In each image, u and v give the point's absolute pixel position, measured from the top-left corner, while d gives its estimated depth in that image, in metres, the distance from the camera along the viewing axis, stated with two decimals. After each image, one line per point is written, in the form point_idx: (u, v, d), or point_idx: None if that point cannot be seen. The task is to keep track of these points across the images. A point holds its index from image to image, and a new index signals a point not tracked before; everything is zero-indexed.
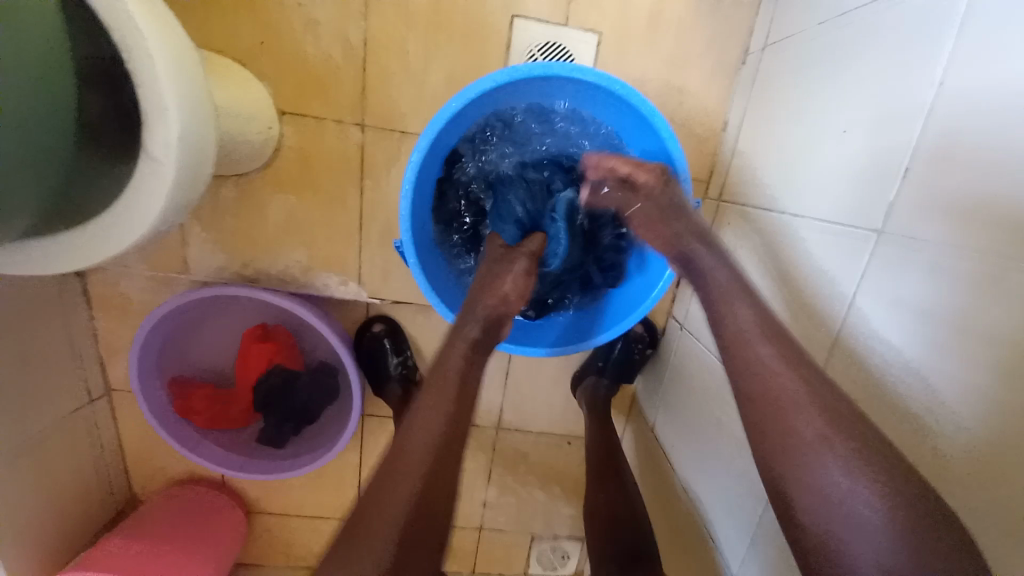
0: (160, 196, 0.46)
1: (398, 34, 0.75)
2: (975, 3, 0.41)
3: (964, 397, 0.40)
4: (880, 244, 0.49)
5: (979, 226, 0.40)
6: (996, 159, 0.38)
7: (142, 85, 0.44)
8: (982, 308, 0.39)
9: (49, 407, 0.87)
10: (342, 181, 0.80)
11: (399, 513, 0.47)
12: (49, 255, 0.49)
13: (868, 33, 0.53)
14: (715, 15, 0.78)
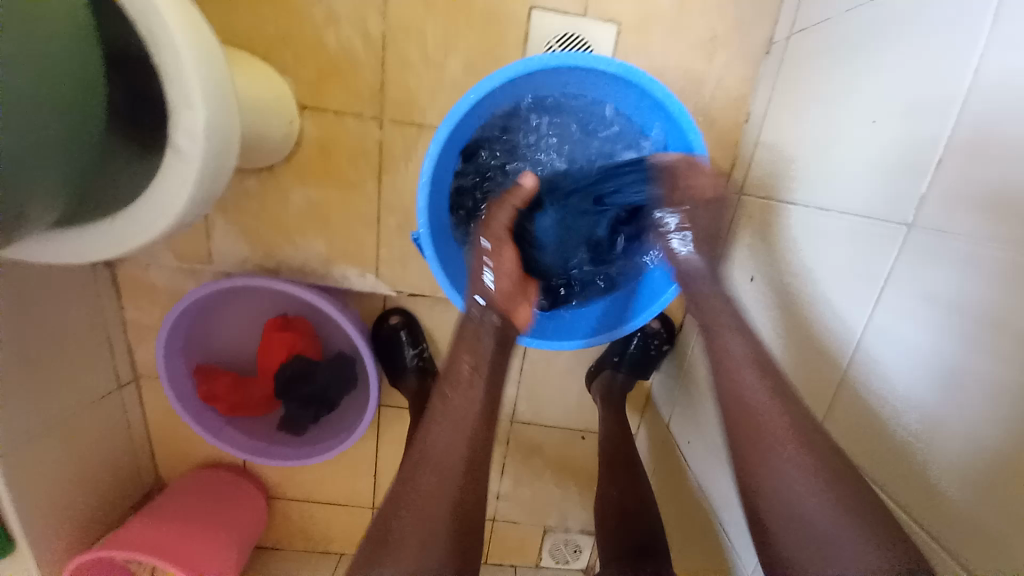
0: (186, 187, 0.47)
1: (416, 26, 0.75)
2: None
3: (999, 397, 0.39)
4: (911, 238, 0.47)
5: (1010, 218, 0.38)
6: None
7: (170, 79, 0.45)
8: (1015, 304, 0.38)
9: (80, 390, 0.91)
10: (361, 174, 0.81)
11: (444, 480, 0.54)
12: (81, 244, 0.50)
13: (900, 20, 0.51)
14: (740, 1, 0.76)
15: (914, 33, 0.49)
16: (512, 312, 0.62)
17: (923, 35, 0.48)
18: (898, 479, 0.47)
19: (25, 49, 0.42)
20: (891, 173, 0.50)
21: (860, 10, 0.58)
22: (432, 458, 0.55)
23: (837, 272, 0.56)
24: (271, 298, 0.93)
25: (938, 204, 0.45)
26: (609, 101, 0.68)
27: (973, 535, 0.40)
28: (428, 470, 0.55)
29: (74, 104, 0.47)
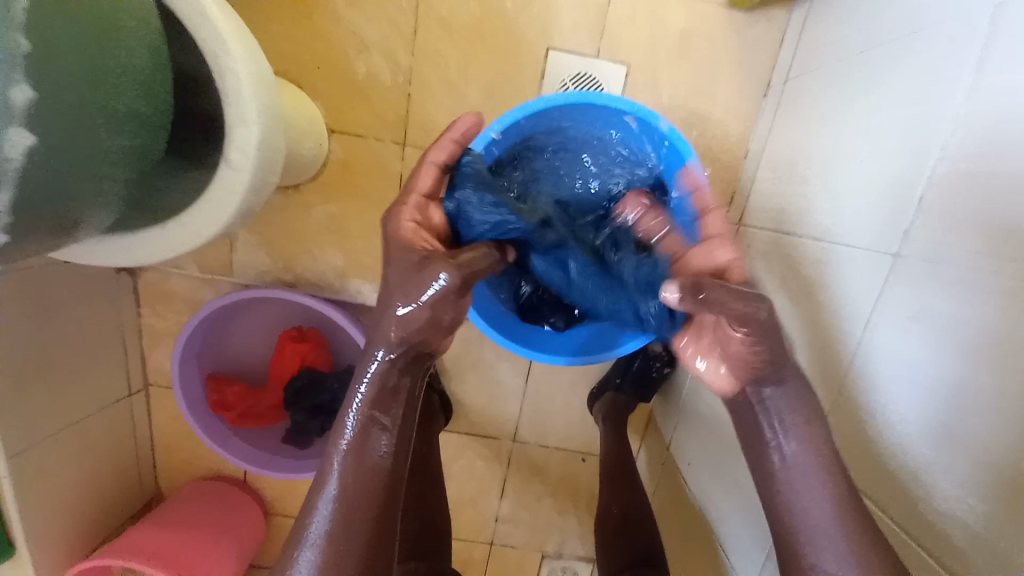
0: (237, 196, 0.51)
1: (441, 62, 0.81)
2: (988, 44, 0.44)
3: (992, 416, 0.40)
4: (901, 264, 0.50)
5: (998, 244, 0.41)
6: (1005, 182, 0.41)
7: (230, 100, 0.49)
8: (1002, 326, 0.40)
9: (92, 395, 0.93)
10: (380, 195, 0.86)
11: (357, 517, 0.46)
12: (134, 246, 0.54)
13: (884, 71, 0.57)
14: (739, 47, 0.82)
15: (903, 77, 0.53)
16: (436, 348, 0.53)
17: (909, 81, 0.53)
18: (897, 501, 0.48)
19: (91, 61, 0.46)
20: (882, 204, 0.54)
21: (850, 60, 0.63)
22: (328, 495, 0.46)
23: (838, 298, 0.58)
24: (286, 310, 0.95)
25: (932, 230, 0.47)
26: (635, 141, 0.73)
27: (985, 558, 0.40)
28: (327, 518, 0.46)
29: (123, 118, 0.49)
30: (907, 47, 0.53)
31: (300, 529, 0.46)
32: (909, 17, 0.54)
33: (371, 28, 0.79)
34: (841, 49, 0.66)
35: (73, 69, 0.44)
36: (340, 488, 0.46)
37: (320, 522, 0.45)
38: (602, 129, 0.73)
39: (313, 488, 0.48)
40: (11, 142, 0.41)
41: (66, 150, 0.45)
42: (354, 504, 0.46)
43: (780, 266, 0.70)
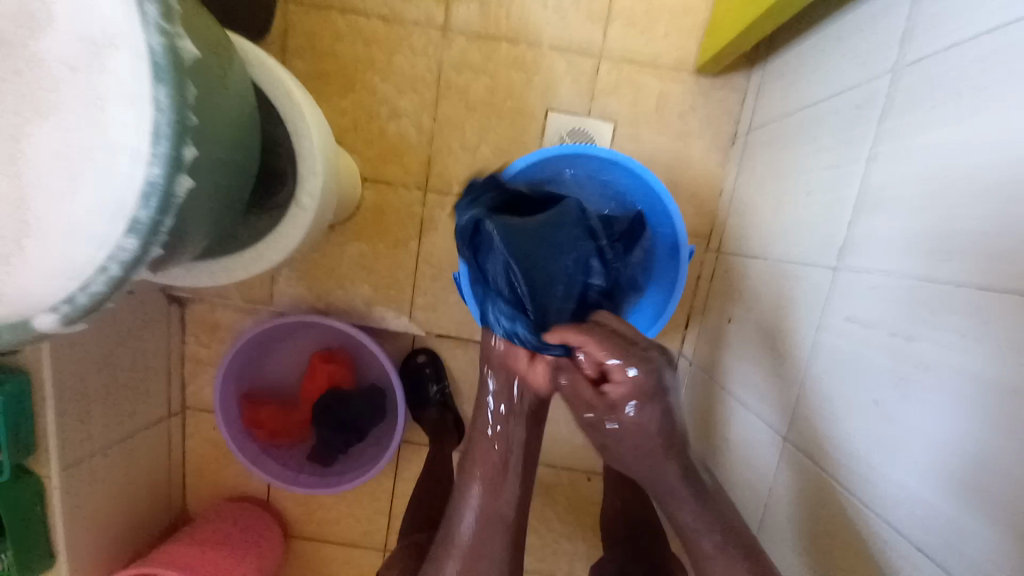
0: (302, 230, 0.63)
1: (457, 122, 0.96)
2: (892, 101, 0.55)
3: (929, 399, 0.46)
4: (850, 276, 0.58)
5: (918, 253, 0.49)
6: (913, 202, 0.50)
7: (303, 154, 0.62)
8: (932, 322, 0.46)
9: (138, 416, 1.02)
10: (404, 233, 0.99)
11: (491, 533, 0.62)
12: (212, 274, 0.63)
13: (824, 121, 0.69)
14: (709, 105, 0.96)
15: (871, 112, 0.59)
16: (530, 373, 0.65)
17: (841, 128, 0.64)
18: (860, 483, 0.53)
19: (235, 121, 0.47)
20: (829, 227, 0.64)
21: (798, 113, 0.76)
22: (472, 518, 0.62)
23: (832, 312, 0.61)
24: (317, 336, 1.06)
25: (878, 248, 0.55)
26: (617, 180, 0.85)
27: (929, 523, 0.45)
28: (467, 535, 0.62)
29: (237, 163, 0.49)
30: (838, 102, 0.66)
31: (445, 541, 0.63)
32: (873, 59, 0.60)
33: (400, 96, 0.95)
34: (791, 105, 0.79)
35: (224, 136, 0.45)
36: (479, 511, 0.62)
37: (464, 537, 0.62)
38: (590, 173, 0.84)
39: (456, 512, 0.64)
40: (177, 186, 0.39)
41: (206, 202, 0.45)
42: (491, 526, 0.62)
43: (770, 284, 0.75)
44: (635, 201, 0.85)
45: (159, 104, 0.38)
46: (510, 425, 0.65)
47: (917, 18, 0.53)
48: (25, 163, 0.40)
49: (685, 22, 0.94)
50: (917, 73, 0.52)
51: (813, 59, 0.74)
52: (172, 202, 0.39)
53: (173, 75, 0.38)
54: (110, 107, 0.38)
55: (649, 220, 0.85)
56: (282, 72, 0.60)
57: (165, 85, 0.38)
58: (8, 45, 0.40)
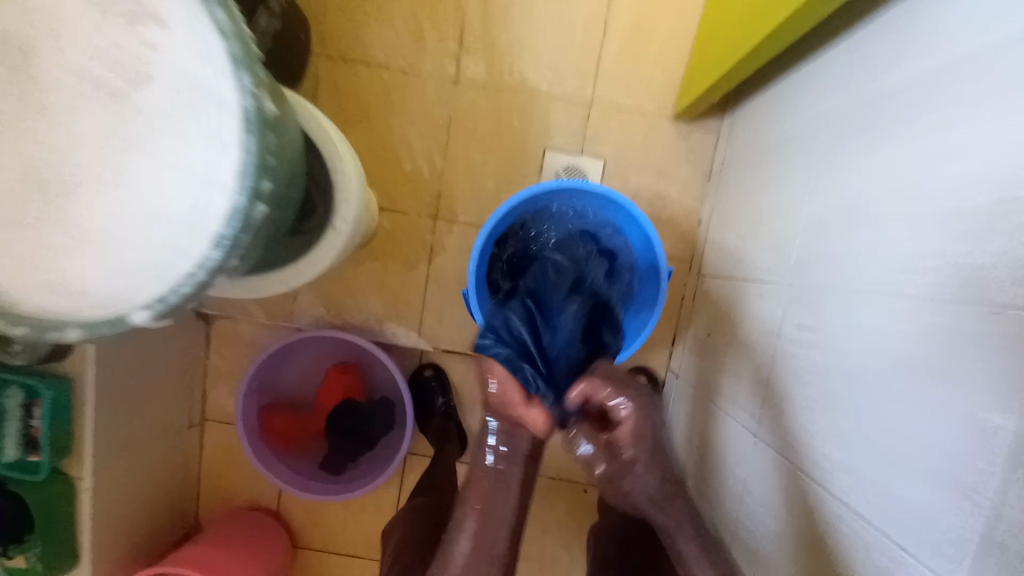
0: (335, 248, 0.74)
1: (465, 159, 1.08)
2: (838, 144, 0.66)
3: (876, 394, 0.53)
4: (811, 291, 0.68)
5: (863, 270, 0.58)
6: (859, 228, 0.60)
7: (339, 183, 0.73)
8: (876, 326, 0.55)
9: (163, 424, 1.10)
10: (416, 257, 1.10)
11: (485, 549, 0.71)
12: (256, 286, 0.73)
13: (787, 159, 0.80)
14: (687, 145, 1.09)
15: (833, 150, 0.67)
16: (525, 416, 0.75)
17: (802, 165, 0.75)
18: (822, 471, 0.61)
19: (293, 158, 0.57)
20: (793, 250, 0.74)
21: (763, 153, 0.88)
22: (469, 537, 0.71)
23: (831, 330, 0.62)
24: (333, 350, 1.14)
25: (831, 266, 0.64)
26: (600, 207, 0.92)
27: (875, 502, 0.52)
28: (463, 556, 0.70)
29: (291, 192, 0.59)
30: (798, 143, 0.77)
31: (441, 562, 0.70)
32: (860, 85, 0.63)
33: (415, 136, 1.08)
34: (756, 146, 0.91)
35: (286, 171, 0.55)
36: (476, 532, 0.71)
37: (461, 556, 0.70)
38: (578, 203, 0.92)
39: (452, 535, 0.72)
40: (254, 213, 0.49)
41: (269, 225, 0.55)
42: (486, 544, 0.71)
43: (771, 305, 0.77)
44: (619, 225, 0.93)
45: (247, 148, 0.48)
46: (507, 457, 0.75)
47: (904, 43, 0.55)
48: (127, 189, 0.50)
49: (666, 74, 1.07)
50: (856, 122, 0.63)
51: (781, 101, 0.84)
52: (250, 224, 0.49)
53: (256, 125, 0.48)
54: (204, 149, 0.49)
55: (631, 242, 0.93)
56: (319, 113, 0.71)
57: (252, 134, 0.48)
58: (120, 98, 0.50)
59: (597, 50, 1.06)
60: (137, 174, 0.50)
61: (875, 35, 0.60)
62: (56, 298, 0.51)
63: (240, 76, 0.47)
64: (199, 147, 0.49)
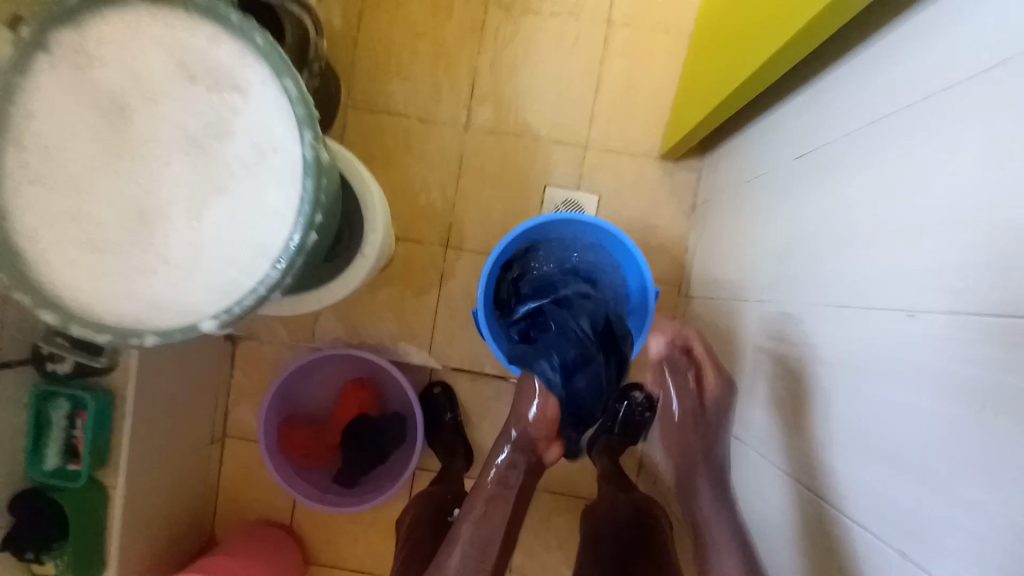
0: (363, 270, 0.84)
1: (473, 194, 1.20)
2: (803, 179, 0.75)
3: (857, 401, 0.59)
4: (783, 307, 0.76)
5: (829, 288, 0.66)
6: (827, 250, 0.67)
7: (368, 213, 0.83)
8: (849, 337, 0.61)
9: (190, 437, 1.17)
10: (428, 282, 1.20)
11: (480, 553, 0.75)
12: (293, 304, 0.83)
13: (762, 190, 0.89)
14: (673, 183, 1.21)
15: (794, 185, 0.78)
16: (545, 446, 0.85)
17: (776, 195, 0.83)
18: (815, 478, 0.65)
19: (336, 197, 0.69)
20: (769, 271, 0.82)
21: (737, 187, 1.00)
22: (462, 539, 0.76)
23: (828, 351, 0.64)
24: (348, 368, 1.22)
25: (801, 284, 0.72)
26: (593, 236, 1.01)
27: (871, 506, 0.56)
28: (457, 556, 0.74)
29: (331, 222, 0.71)
30: (769, 178, 0.87)
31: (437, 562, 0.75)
32: (849, 116, 0.66)
33: (429, 174, 1.20)
34: (731, 182, 1.04)
35: (331, 205, 0.67)
36: (471, 533, 0.76)
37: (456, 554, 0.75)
38: (572, 232, 1.01)
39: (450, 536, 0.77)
40: (307, 239, 0.60)
41: (317, 249, 0.66)
42: (477, 548, 0.75)
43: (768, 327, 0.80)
44: (611, 252, 1.02)
45: (307, 188, 0.60)
46: (511, 470, 0.83)
47: (895, 73, 0.58)
48: (203, 223, 0.61)
49: (653, 121, 1.20)
50: (816, 159, 0.72)
51: (751, 144, 0.97)
52: (304, 249, 0.60)
53: (314, 170, 0.60)
54: (271, 190, 0.60)
55: (622, 268, 1.02)
56: (348, 154, 0.82)
57: (311, 177, 0.60)
58: (202, 149, 0.62)
59: (591, 100, 1.19)
60: (213, 210, 0.61)
61: (868, 65, 0.63)
62: (138, 314, 0.61)
63: (303, 137, 0.60)
64: (265, 189, 0.61)
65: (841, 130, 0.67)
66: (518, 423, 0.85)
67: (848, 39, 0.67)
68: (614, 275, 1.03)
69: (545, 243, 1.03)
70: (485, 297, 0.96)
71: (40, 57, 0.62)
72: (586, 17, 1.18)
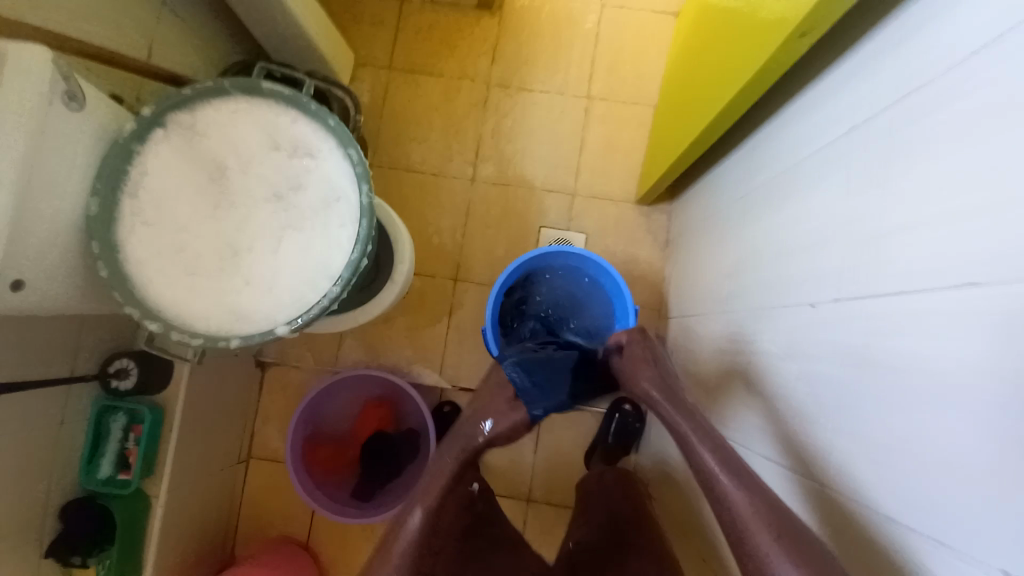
0: (393, 293, 1.03)
1: (478, 235, 1.41)
2: (753, 209, 0.92)
3: (807, 383, 0.70)
4: (743, 314, 0.92)
5: (773, 293, 0.81)
6: (776, 263, 0.82)
7: (399, 246, 1.02)
8: (794, 330, 0.74)
9: (222, 456, 1.28)
10: (440, 311, 1.38)
11: (436, 533, 0.74)
12: (334, 322, 1.00)
13: (723, 223, 1.06)
14: (649, 223, 1.42)
15: (743, 217, 0.96)
16: (505, 442, 0.83)
17: (737, 224, 0.99)
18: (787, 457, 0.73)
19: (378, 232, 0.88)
20: (731, 287, 0.98)
21: (700, 223, 1.20)
22: (412, 518, 0.73)
23: (788, 346, 0.75)
24: (367, 391, 1.36)
25: (753, 292, 0.88)
26: (580, 264, 1.18)
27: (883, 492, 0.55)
28: (409, 535, 0.72)
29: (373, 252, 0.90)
30: (732, 210, 1.02)
31: (389, 537, 0.73)
32: (788, 156, 0.82)
33: (441, 218, 1.41)
34: (695, 219, 1.24)
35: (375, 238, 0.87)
36: (422, 514, 0.73)
37: (405, 533, 0.72)
38: (562, 260, 1.18)
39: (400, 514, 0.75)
40: (361, 263, 0.79)
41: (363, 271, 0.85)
42: (428, 528, 0.73)
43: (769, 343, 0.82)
44: (595, 276, 1.19)
45: (361, 225, 0.79)
46: (470, 459, 0.80)
47: (841, 113, 0.68)
48: (283, 252, 0.81)
49: (629, 173, 1.43)
50: (760, 193, 0.90)
51: (709, 187, 1.18)
52: (358, 270, 0.79)
53: (369, 210, 0.79)
54: (335, 228, 0.81)
55: (605, 290, 1.18)
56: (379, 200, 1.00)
57: (366, 217, 0.79)
58: (284, 198, 0.83)
59: (577, 157, 1.43)
60: (291, 244, 0.82)
61: (783, 127, 0.85)
62: (224, 323, 0.79)
63: (360, 188, 0.79)
64: (329, 228, 0.81)
65: (766, 175, 0.88)
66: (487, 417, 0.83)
67: (767, 106, 0.92)
68: (598, 297, 1.20)
69: (540, 273, 1.20)
70: (491, 318, 1.13)
71: (155, 131, 0.82)
72: (571, 92, 1.44)
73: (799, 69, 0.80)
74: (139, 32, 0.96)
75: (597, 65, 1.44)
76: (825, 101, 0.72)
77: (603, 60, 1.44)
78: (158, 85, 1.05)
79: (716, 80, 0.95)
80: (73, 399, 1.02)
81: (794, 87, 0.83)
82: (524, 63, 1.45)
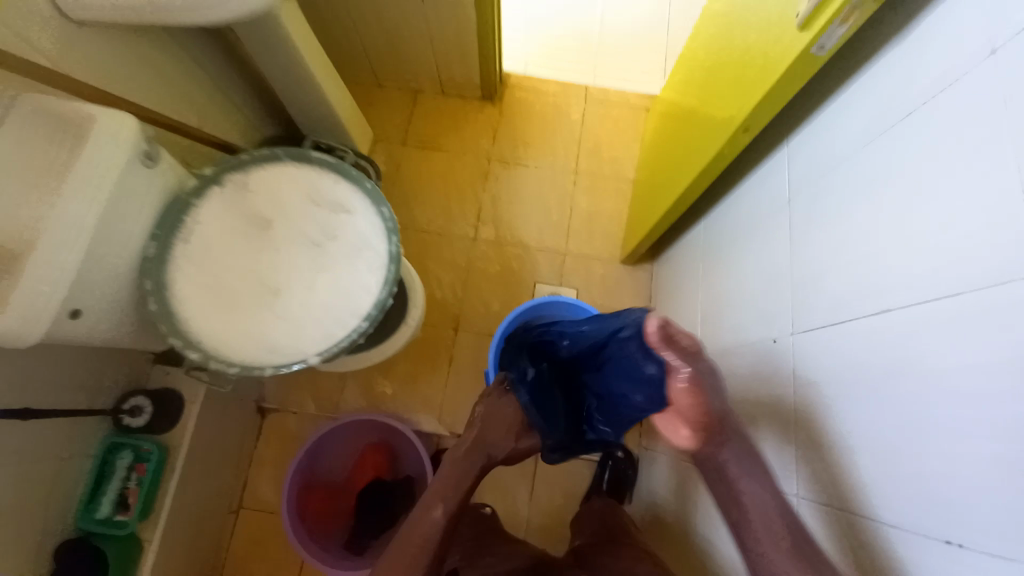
0: (405, 336, 1.13)
1: (478, 289, 1.54)
2: (723, 261, 1.05)
3: (772, 408, 0.78)
4: (716, 354, 1.01)
5: (739, 333, 0.93)
6: (743, 305, 0.93)
7: (412, 292, 1.13)
8: (760, 362, 0.84)
9: (216, 503, 1.27)
10: (441, 359, 1.47)
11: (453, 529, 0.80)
12: (349, 362, 1.09)
13: (698, 275, 1.20)
14: (633, 281, 1.59)
15: (714, 270, 1.10)
16: (511, 458, 0.94)
17: (711, 275, 1.11)
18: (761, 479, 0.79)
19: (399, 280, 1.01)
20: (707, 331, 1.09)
21: (676, 279, 1.36)
22: (440, 509, 0.79)
23: (756, 378, 0.85)
24: (364, 437, 1.39)
25: (726, 333, 0.99)
26: (571, 313, 1.31)
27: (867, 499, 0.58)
28: (433, 525, 0.77)
29: None
30: (707, 263, 1.15)
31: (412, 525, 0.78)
32: (746, 218, 0.98)
33: (445, 274, 1.55)
34: (672, 275, 1.41)
35: None
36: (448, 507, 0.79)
37: (432, 524, 0.78)
38: (555, 309, 1.31)
39: (426, 505, 0.80)
40: (386, 303, 0.90)
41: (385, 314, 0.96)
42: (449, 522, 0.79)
43: (752, 374, 0.86)
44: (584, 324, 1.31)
45: (389, 271, 0.92)
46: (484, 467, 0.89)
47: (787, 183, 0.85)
48: (317, 294, 0.93)
49: (613, 237, 1.62)
50: (728, 248, 1.04)
51: (681, 247, 1.36)
52: (383, 309, 0.89)
53: (396, 257, 0.92)
54: (364, 273, 0.93)
55: None
56: None
57: (394, 264, 0.92)
58: (322, 247, 0.95)
59: (566, 223, 1.62)
60: (325, 287, 0.93)
61: (740, 196, 1.03)
62: (258, 355, 0.88)
63: (390, 240, 0.93)
64: (359, 273, 0.93)
65: (731, 233, 1.04)
66: (502, 436, 0.91)
67: (723, 184, 1.12)
68: None
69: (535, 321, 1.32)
70: (493, 363, 1.23)
71: (213, 188, 0.96)
72: (561, 168, 1.67)
73: (745, 157, 1.02)
74: (193, 108, 1.13)
75: (582, 147, 1.69)
76: (770, 179, 0.91)
77: (589, 145, 1.69)
78: (207, 149, 1.21)
79: (684, 160, 1.16)
80: (85, 434, 1.05)
81: (742, 170, 1.04)
82: (521, 144, 1.68)
